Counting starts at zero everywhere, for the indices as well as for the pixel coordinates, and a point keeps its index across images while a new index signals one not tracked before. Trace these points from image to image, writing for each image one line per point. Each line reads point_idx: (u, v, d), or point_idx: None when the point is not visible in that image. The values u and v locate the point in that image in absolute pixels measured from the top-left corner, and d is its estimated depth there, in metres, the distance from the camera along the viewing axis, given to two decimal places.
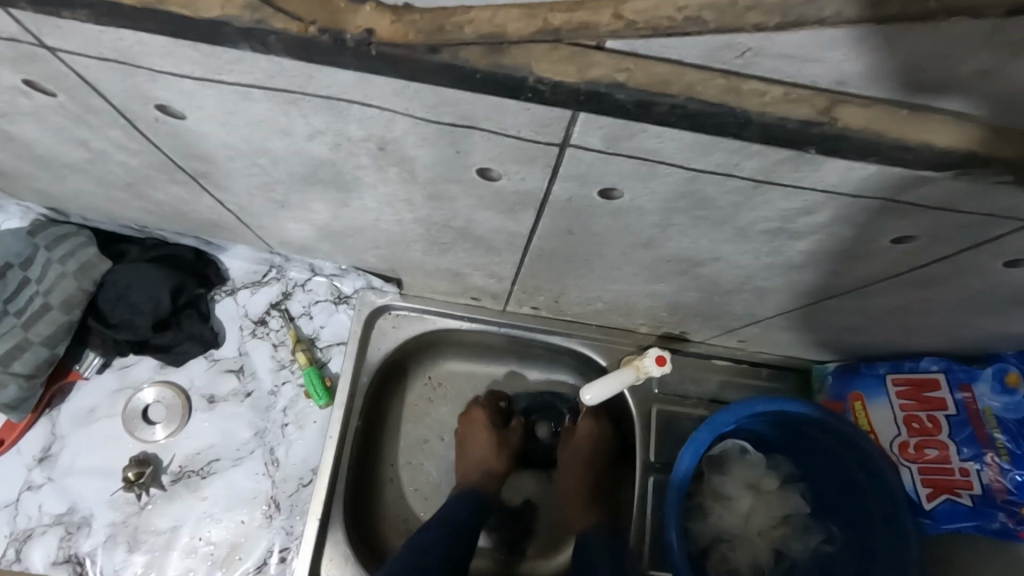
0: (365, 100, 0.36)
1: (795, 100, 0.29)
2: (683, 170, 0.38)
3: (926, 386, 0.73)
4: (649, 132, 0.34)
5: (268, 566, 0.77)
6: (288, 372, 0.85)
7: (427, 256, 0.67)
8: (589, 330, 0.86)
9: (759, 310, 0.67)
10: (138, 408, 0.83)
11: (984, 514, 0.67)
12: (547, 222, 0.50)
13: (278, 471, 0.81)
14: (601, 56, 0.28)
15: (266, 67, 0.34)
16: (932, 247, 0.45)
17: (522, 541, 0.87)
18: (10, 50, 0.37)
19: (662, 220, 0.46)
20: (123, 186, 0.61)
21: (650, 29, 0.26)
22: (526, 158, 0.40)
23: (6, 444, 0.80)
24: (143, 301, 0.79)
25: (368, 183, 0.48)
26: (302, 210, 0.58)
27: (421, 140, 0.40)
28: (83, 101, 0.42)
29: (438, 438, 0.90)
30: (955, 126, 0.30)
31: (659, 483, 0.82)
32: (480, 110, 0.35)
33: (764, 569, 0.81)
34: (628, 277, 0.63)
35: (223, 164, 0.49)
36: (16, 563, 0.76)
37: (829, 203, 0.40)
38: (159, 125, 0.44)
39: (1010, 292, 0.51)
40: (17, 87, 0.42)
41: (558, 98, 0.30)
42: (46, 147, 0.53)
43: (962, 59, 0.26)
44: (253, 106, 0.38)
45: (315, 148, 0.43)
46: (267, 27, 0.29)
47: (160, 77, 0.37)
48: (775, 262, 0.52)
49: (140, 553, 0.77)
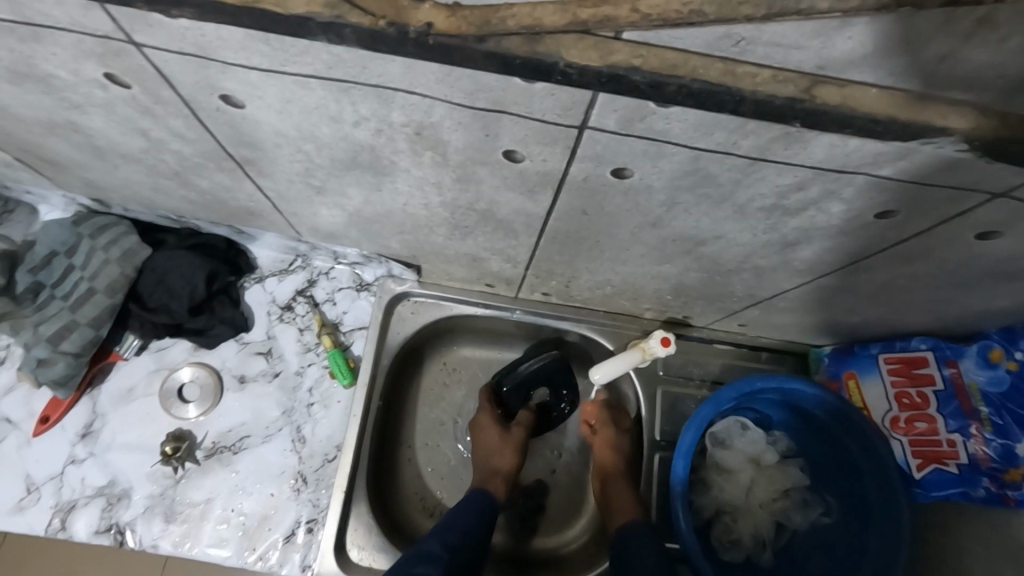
0: (410, 88, 0.41)
1: (782, 81, 0.34)
2: (687, 149, 0.43)
3: (915, 363, 0.78)
4: (658, 114, 0.39)
5: (296, 536, 0.82)
6: (313, 354, 0.91)
7: (449, 240, 0.72)
8: (596, 316, 0.91)
9: (758, 290, 0.72)
10: (173, 387, 0.88)
11: (970, 480, 0.71)
12: (564, 202, 0.55)
13: (305, 447, 0.86)
14: (619, 44, 0.33)
15: (327, 58, 0.39)
16: (912, 222, 0.50)
17: (536, 516, 0.92)
18: (100, 46, 0.43)
19: (669, 198, 0.51)
20: (171, 175, 0.67)
21: (662, 21, 0.31)
22: (548, 140, 0.45)
23: (52, 421, 0.85)
24: (180, 285, 0.85)
25: (402, 167, 0.54)
26: (337, 196, 0.63)
27: (457, 124, 0.45)
28: (155, 92, 0.48)
29: (452, 420, 0.95)
30: (916, 105, 0.35)
31: (665, 459, 0.87)
32: (510, 96, 0.40)
33: (766, 540, 0.85)
34: (636, 258, 0.68)
35: (271, 150, 0.54)
36: (61, 532, 0.81)
37: (818, 178, 0.45)
38: (219, 115, 0.49)
39: (987, 262, 0.56)
40: (97, 80, 0.48)
41: (583, 80, 0.35)
42: (108, 138, 0.59)
43: (922, 44, 0.31)
44: (309, 94, 0.44)
45: (359, 134, 0.49)
46: (343, 22, 0.34)
47: (230, 69, 0.42)
48: (771, 239, 0.57)
49: (176, 523, 0.82)
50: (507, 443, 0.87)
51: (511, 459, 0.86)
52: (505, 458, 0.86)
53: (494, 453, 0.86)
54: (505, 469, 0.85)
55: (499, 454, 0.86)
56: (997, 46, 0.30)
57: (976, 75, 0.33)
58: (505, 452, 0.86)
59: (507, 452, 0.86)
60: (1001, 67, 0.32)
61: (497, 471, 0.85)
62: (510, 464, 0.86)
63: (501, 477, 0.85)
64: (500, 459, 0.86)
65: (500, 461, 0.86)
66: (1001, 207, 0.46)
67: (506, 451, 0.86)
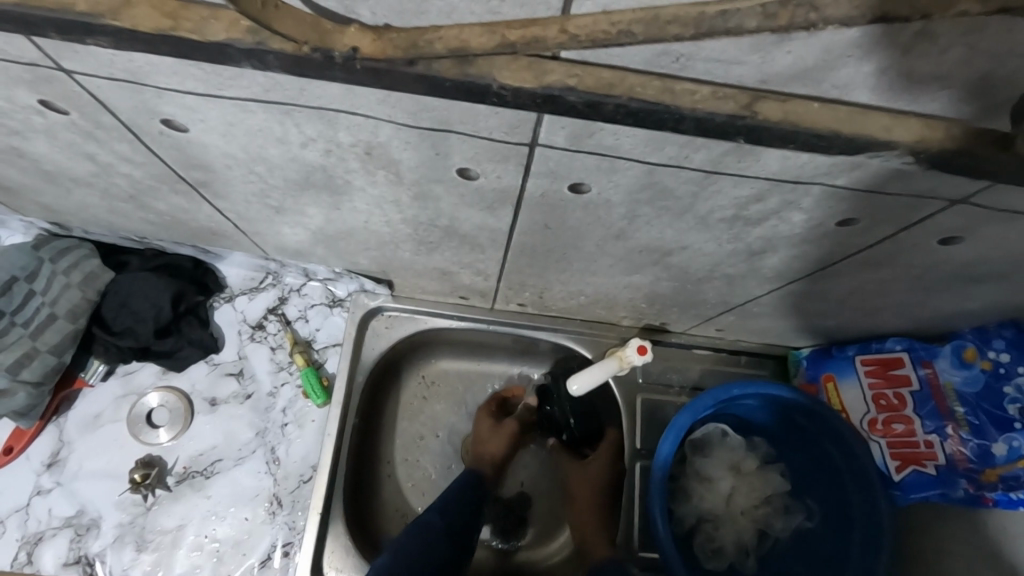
0: (352, 109, 0.40)
1: (723, 97, 0.33)
2: (640, 164, 0.43)
3: (891, 364, 0.77)
4: (606, 130, 0.39)
5: (271, 561, 0.80)
6: (286, 373, 0.89)
7: (416, 256, 0.71)
8: (573, 325, 0.90)
9: (731, 297, 0.72)
10: (142, 412, 0.86)
11: (948, 481, 0.70)
12: (525, 217, 0.54)
13: (280, 469, 0.84)
14: (555, 64, 0.33)
15: (263, 82, 0.38)
16: (875, 229, 0.50)
17: (518, 530, 0.90)
18: (29, 74, 0.41)
19: (629, 211, 0.51)
20: (127, 199, 0.65)
21: (591, 41, 0.29)
22: (500, 158, 0.44)
23: (15, 451, 0.83)
24: (145, 308, 0.83)
25: (357, 187, 0.52)
26: (297, 215, 0.62)
27: (406, 144, 0.44)
28: (94, 118, 0.46)
29: (432, 434, 0.94)
30: (861, 117, 0.34)
31: (646, 467, 0.85)
32: (455, 115, 0.39)
33: (749, 547, 0.84)
34: (606, 269, 0.67)
35: (222, 172, 0.53)
36: (27, 566, 0.79)
37: (775, 190, 0.44)
38: (163, 138, 0.48)
39: (954, 266, 0.55)
40: (33, 107, 0.46)
41: (519, 101, 0.34)
42: (56, 162, 0.57)
43: (860, 58, 0.30)
44: (251, 117, 0.43)
45: (309, 155, 0.47)
46: (266, 48, 0.33)
47: (166, 94, 0.41)
48: (737, 249, 0.56)
49: (147, 552, 0.80)
50: (494, 432, 0.89)
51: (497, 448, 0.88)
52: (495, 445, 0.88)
53: (481, 442, 0.88)
54: (489, 455, 0.87)
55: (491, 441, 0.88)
56: (937, 57, 0.30)
57: (918, 85, 0.32)
58: (491, 440, 0.88)
59: (492, 440, 0.88)
60: (943, 76, 0.31)
61: (480, 455, 0.87)
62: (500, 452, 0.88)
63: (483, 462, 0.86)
64: (483, 446, 0.88)
65: (485, 448, 0.87)
66: (960, 213, 0.46)
67: (491, 439, 0.88)
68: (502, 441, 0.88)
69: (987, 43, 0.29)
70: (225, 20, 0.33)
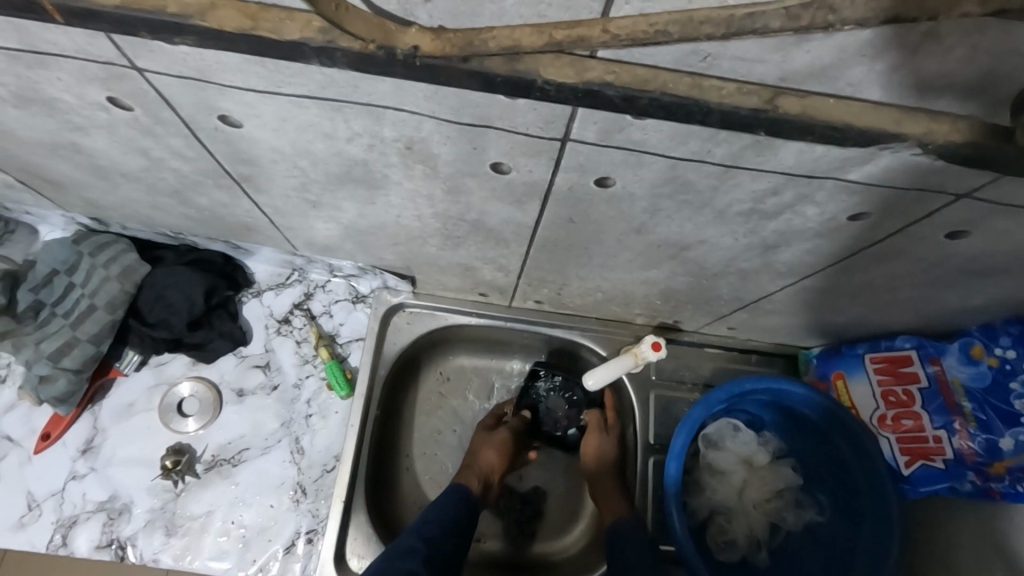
0: (400, 106, 0.43)
1: (746, 93, 0.36)
2: (665, 158, 0.46)
3: (900, 362, 0.79)
4: (635, 125, 0.42)
5: (296, 547, 0.83)
6: (310, 366, 0.92)
7: (442, 251, 0.74)
8: (589, 322, 0.93)
9: (743, 292, 0.74)
10: (173, 401, 0.89)
11: (956, 475, 0.73)
12: (551, 211, 0.58)
13: (304, 458, 0.87)
14: (594, 62, 0.36)
15: (320, 79, 0.41)
16: (885, 223, 0.53)
17: (533, 522, 0.93)
18: (104, 72, 0.45)
19: (651, 205, 0.54)
20: (171, 194, 0.69)
21: (631, 40, 0.32)
22: (533, 152, 0.47)
23: (53, 437, 0.86)
24: (179, 301, 0.86)
25: (394, 181, 0.56)
26: (332, 209, 0.65)
27: (445, 139, 0.47)
28: (155, 114, 0.50)
29: (449, 429, 0.96)
30: (873, 112, 0.37)
31: (659, 462, 0.88)
32: (495, 111, 0.42)
33: (761, 540, 0.86)
34: (624, 264, 0.70)
35: (267, 166, 0.56)
36: (62, 548, 0.81)
37: (790, 183, 0.47)
38: (217, 134, 0.52)
39: (959, 261, 0.58)
40: (100, 103, 0.50)
41: (561, 96, 0.37)
42: (109, 157, 0.61)
43: (873, 57, 0.34)
44: (304, 113, 0.46)
45: (352, 149, 0.51)
46: (336, 46, 0.36)
47: (228, 91, 0.45)
48: (753, 243, 0.59)
49: (177, 536, 0.83)
50: (492, 441, 0.88)
51: (490, 457, 0.87)
52: (486, 455, 0.87)
53: (476, 452, 0.88)
54: (484, 465, 0.86)
55: (481, 453, 0.87)
56: (942, 57, 0.33)
57: (924, 83, 0.35)
58: (484, 451, 0.87)
59: (487, 449, 0.87)
60: (948, 75, 0.34)
61: (474, 467, 0.86)
62: (492, 463, 0.87)
63: (476, 473, 0.86)
64: (478, 457, 0.87)
65: (480, 459, 0.87)
66: (965, 207, 0.48)
67: (487, 448, 0.88)
68: (497, 450, 0.87)
69: (988, 42, 0.31)
70: (299, 21, 0.36)
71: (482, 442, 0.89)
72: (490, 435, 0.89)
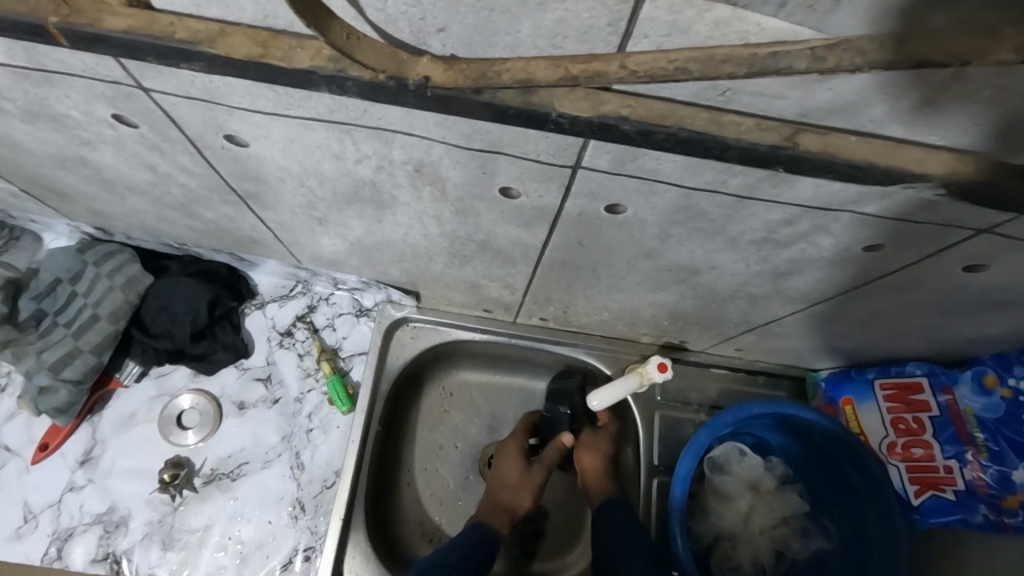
0: (410, 130, 0.42)
1: (765, 129, 0.35)
2: (678, 187, 0.45)
3: (911, 389, 0.78)
4: (649, 155, 0.41)
5: (293, 564, 0.81)
6: (313, 380, 0.91)
7: (448, 268, 0.73)
8: (594, 341, 0.92)
9: (753, 316, 0.73)
10: (174, 413, 0.88)
11: (968, 507, 0.71)
12: (560, 234, 0.57)
13: (304, 473, 0.86)
14: (610, 95, 0.35)
15: (329, 103, 0.40)
16: (901, 255, 0.52)
17: (534, 542, 0.91)
18: (111, 90, 0.44)
19: (662, 231, 0.53)
20: (177, 207, 0.68)
21: (649, 78, 0.31)
22: (544, 178, 0.46)
23: (51, 448, 0.85)
24: (182, 312, 0.86)
25: (402, 202, 0.55)
26: (338, 226, 0.65)
27: (454, 163, 0.46)
28: (162, 132, 0.50)
29: (452, 445, 0.95)
30: (895, 150, 0.36)
31: (664, 484, 0.87)
32: (507, 138, 0.41)
33: (766, 567, 0.85)
34: (632, 286, 0.69)
35: (274, 184, 0.56)
36: (58, 561, 0.81)
37: (805, 215, 0.46)
38: (224, 152, 0.51)
39: (976, 293, 0.57)
40: (107, 120, 0.49)
41: (575, 129, 0.37)
42: (116, 171, 0.61)
43: (897, 96, 0.33)
44: (312, 135, 0.45)
45: (360, 170, 0.50)
46: (346, 75, 0.36)
47: (236, 112, 0.44)
48: (765, 270, 0.58)
49: (174, 551, 0.82)
50: (528, 484, 0.85)
51: (525, 499, 0.85)
52: (520, 498, 0.85)
53: (514, 491, 0.84)
54: (518, 507, 0.84)
55: (517, 494, 0.85)
56: (969, 97, 0.32)
57: (948, 122, 0.34)
58: (519, 495, 0.85)
59: (525, 492, 0.85)
60: (973, 115, 0.34)
61: (508, 509, 0.84)
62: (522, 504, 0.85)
63: (508, 514, 0.84)
64: (515, 499, 0.84)
65: (515, 502, 0.84)
66: (984, 242, 0.47)
67: (526, 492, 0.85)
68: (534, 493, 0.85)
69: (1014, 84, 0.31)
70: (309, 49, 0.36)
71: (520, 481, 0.85)
72: (530, 475, 0.85)
